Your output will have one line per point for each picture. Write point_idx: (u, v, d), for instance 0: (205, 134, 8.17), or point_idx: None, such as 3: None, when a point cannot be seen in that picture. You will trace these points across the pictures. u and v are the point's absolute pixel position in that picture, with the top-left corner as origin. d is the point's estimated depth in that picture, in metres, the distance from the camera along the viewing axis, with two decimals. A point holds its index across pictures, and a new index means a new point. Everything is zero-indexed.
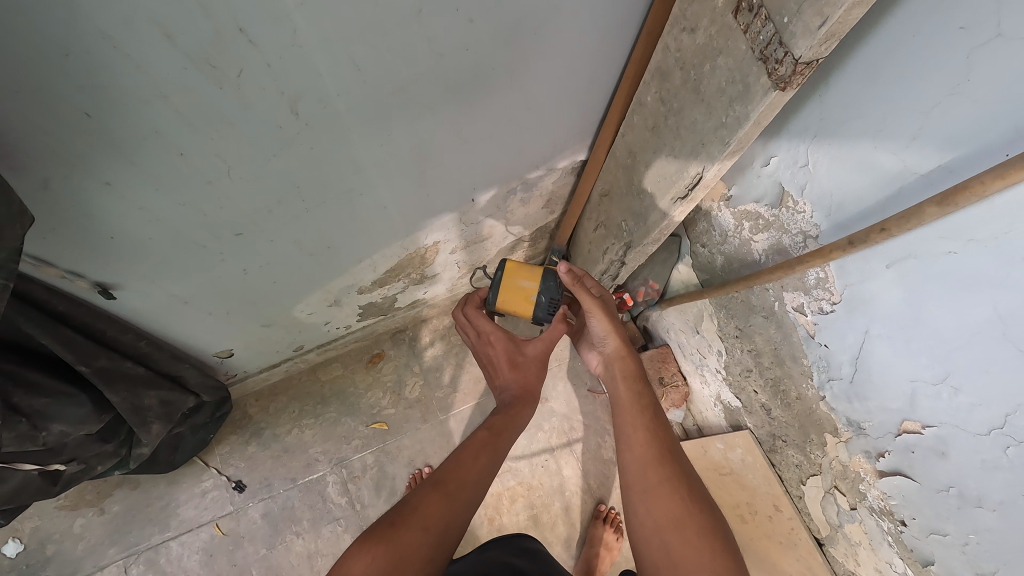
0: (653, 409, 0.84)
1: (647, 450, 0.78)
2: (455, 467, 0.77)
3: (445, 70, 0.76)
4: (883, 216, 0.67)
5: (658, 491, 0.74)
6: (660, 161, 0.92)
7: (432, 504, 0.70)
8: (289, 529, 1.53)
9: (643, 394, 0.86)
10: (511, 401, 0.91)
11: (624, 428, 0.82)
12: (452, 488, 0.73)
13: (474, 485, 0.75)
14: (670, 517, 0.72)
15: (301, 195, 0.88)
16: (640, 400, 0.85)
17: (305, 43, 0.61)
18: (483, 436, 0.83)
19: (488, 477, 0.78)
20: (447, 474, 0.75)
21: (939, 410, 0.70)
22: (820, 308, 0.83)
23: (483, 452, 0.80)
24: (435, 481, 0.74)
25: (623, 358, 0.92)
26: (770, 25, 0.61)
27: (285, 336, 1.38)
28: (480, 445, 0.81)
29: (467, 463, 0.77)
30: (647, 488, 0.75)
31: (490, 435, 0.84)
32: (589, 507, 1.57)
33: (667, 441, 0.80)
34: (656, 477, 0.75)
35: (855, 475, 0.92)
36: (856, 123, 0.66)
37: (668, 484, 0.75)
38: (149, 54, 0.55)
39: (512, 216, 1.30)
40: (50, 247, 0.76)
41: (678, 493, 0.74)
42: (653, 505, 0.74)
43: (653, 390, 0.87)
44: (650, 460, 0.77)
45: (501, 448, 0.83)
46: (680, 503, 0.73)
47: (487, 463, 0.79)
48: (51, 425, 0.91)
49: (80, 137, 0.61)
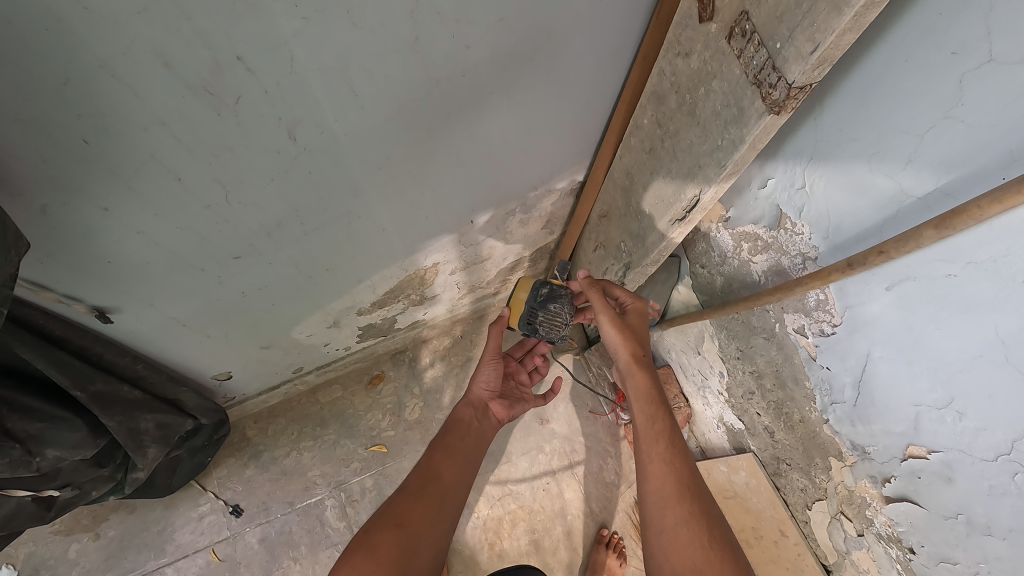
0: (674, 441, 0.82)
1: (664, 488, 0.78)
2: (418, 473, 0.86)
3: (443, 95, 0.77)
4: (881, 238, 0.66)
5: (676, 534, 0.74)
6: (657, 183, 0.92)
7: (401, 505, 0.79)
8: (287, 555, 1.50)
9: (660, 421, 0.84)
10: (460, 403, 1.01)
11: (644, 464, 0.81)
12: (418, 489, 0.82)
13: (438, 482, 0.84)
14: (687, 565, 0.70)
15: (299, 218, 0.88)
16: (654, 426, 0.84)
17: (302, 70, 0.62)
18: (439, 441, 0.92)
19: (451, 471, 0.87)
20: (414, 480, 0.84)
21: (943, 434, 0.68)
22: (821, 330, 0.82)
23: (445, 453, 0.89)
24: (403, 489, 0.83)
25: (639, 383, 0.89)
26: (763, 50, 0.61)
27: (284, 358, 1.37)
28: (439, 448, 0.90)
29: (426, 468, 0.87)
30: (665, 529, 0.75)
31: (443, 439, 0.93)
32: (591, 531, 1.54)
33: (685, 477, 0.79)
34: (673, 519, 0.75)
35: (861, 501, 0.90)
36: (851, 146, 0.66)
37: (686, 526, 0.74)
38: (147, 82, 0.55)
39: (511, 236, 1.31)
40: (47, 271, 0.76)
41: (698, 539, 0.72)
42: (671, 549, 0.73)
43: (669, 414, 0.84)
44: (668, 499, 0.77)
45: (462, 447, 0.91)
46: (699, 550, 0.71)
47: (451, 466, 0.87)
48: (45, 450, 0.90)
49: (78, 164, 0.62)
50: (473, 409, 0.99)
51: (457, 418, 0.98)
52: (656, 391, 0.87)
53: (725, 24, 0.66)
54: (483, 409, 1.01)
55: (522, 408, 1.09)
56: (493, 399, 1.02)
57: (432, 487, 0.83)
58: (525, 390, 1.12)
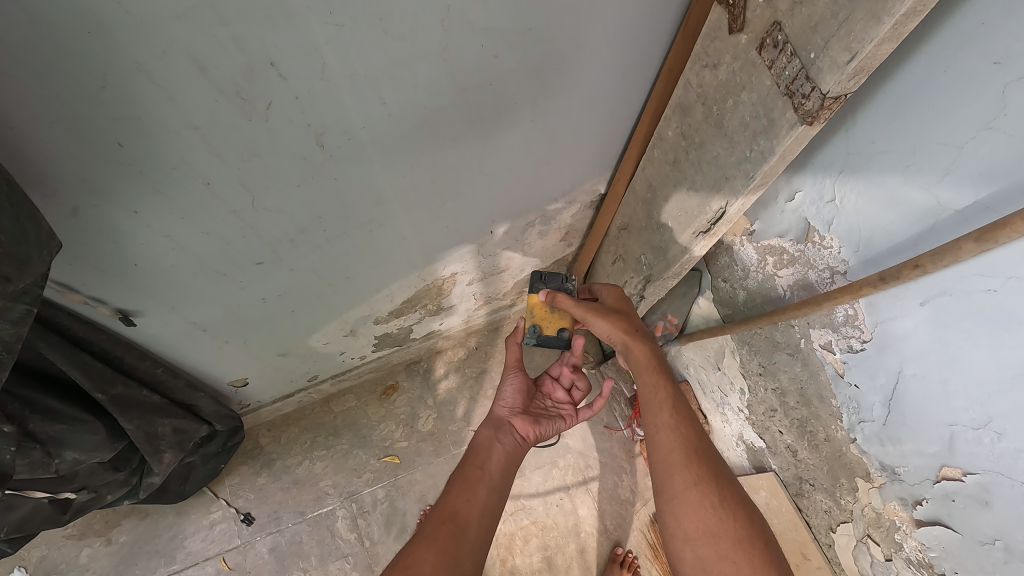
0: (677, 403, 0.81)
1: (671, 453, 0.77)
2: (434, 515, 0.81)
3: (469, 105, 0.77)
4: (915, 252, 0.65)
5: (686, 498, 0.73)
6: (680, 195, 0.92)
7: (415, 554, 0.73)
8: (296, 566, 1.49)
9: (661, 385, 0.83)
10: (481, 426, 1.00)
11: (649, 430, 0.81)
12: (433, 527, 0.78)
13: (454, 518, 0.80)
14: (700, 528, 0.71)
15: (322, 225, 0.89)
16: (656, 394, 0.83)
17: (333, 76, 0.63)
18: (455, 475, 0.89)
19: (469, 505, 0.83)
20: (431, 518, 0.80)
21: (980, 455, 0.66)
22: (849, 346, 0.80)
23: (462, 487, 0.86)
24: (418, 534, 0.78)
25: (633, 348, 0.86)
26: (796, 61, 0.61)
27: (301, 366, 1.38)
28: (456, 484, 0.87)
29: (441, 507, 0.82)
30: (676, 496, 0.74)
31: (462, 472, 0.90)
32: (605, 550, 1.51)
33: (692, 440, 0.78)
34: (683, 483, 0.74)
35: (890, 524, 0.87)
36: (885, 158, 0.65)
37: (695, 489, 0.73)
38: (182, 86, 0.56)
39: (530, 248, 1.30)
40: (75, 273, 0.77)
41: (708, 500, 0.72)
42: (683, 515, 0.73)
43: (670, 380, 0.83)
44: (676, 463, 0.76)
45: (480, 476, 0.88)
46: (711, 511, 0.72)
47: (466, 497, 0.84)
48: (64, 452, 0.90)
49: (110, 166, 0.62)
50: (492, 429, 0.99)
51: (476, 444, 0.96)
52: (655, 357, 0.85)
53: (756, 35, 0.66)
54: (504, 427, 1.00)
55: (555, 426, 1.05)
56: (514, 416, 1.01)
57: (450, 524, 0.79)
58: (562, 408, 1.09)
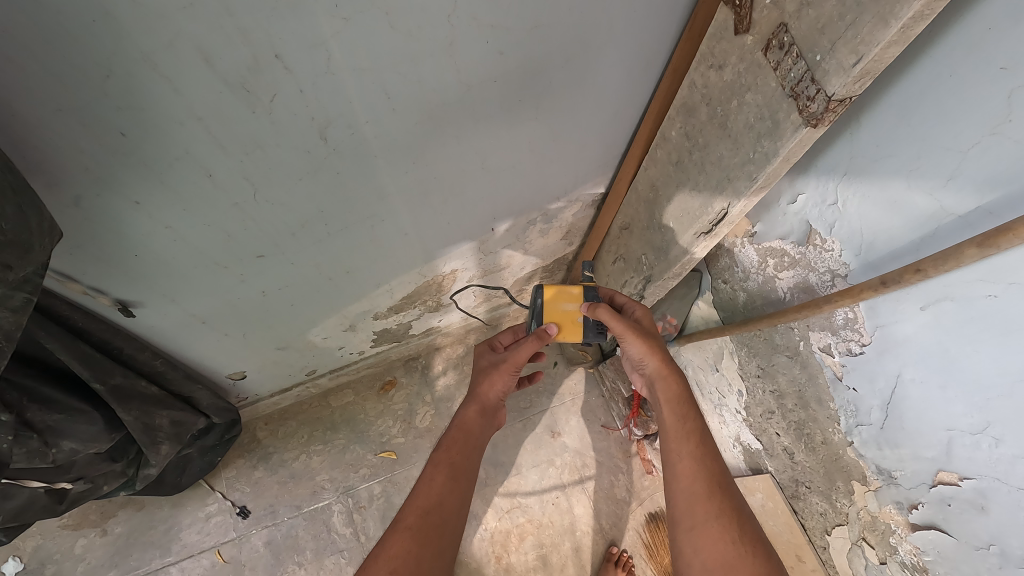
0: (701, 435, 0.82)
1: (694, 485, 0.78)
2: (414, 501, 0.82)
3: (474, 101, 0.77)
4: (917, 257, 0.65)
5: (707, 530, 0.74)
6: (682, 195, 0.92)
7: (393, 545, 0.76)
8: (292, 560, 1.49)
9: (688, 417, 0.84)
10: (465, 407, 0.96)
11: (670, 457, 0.82)
12: (414, 521, 0.79)
13: (439, 511, 0.81)
14: (718, 560, 0.71)
15: (324, 219, 0.89)
16: (684, 426, 0.83)
17: (338, 69, 0.62)
18: (437, 457, 0.88)
19: (450, 494, 0.83)
20: (412, 510, 0.81)
21: (978, 461, 0.66)
22: (848, 349, 0.80)
23: (448, 475, 0.85)
24: (398, 521, 0.80)
25: (664, 378, 0.87)
26: (802, 62, 0.61)
27: (299, 360, 1.37)
28: (437, 466, 0.87)
29: (422, 493, 0.83)
30: (694, 525, 0.75)
31: (443, 453, 0.89)
32: (600, 549, 1.51)
33: (716, 473, 0.79)
34: (704, 515, 0.75)
35: (885, 528, 0.87)
36: (889, 162, 0.65)
37: (716, 521, 0.74)
38: (187, 77, 0.56)
39: (531, 246, 1.30)
40: (76, 262, 0.76)
41: (728, 534, 0.73)
42: (700, 545, 0.74)
43: (699, 414, 0.84)
44: (699, 495, 0.77)
45: (466, 466, 0.88)
46: (730, 545, 0.72)
47: (449, 486, 0.84)
48: (61, 442, 0.90)
49: (113, 156, 0.62)
50: (479, 413, 0.95)
51: (460, 426, 0.93)
52: (687, 391, 0.86)
53: (762, 36, 0.66)
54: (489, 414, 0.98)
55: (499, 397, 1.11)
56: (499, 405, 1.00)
57: (432, 519, 0.79)
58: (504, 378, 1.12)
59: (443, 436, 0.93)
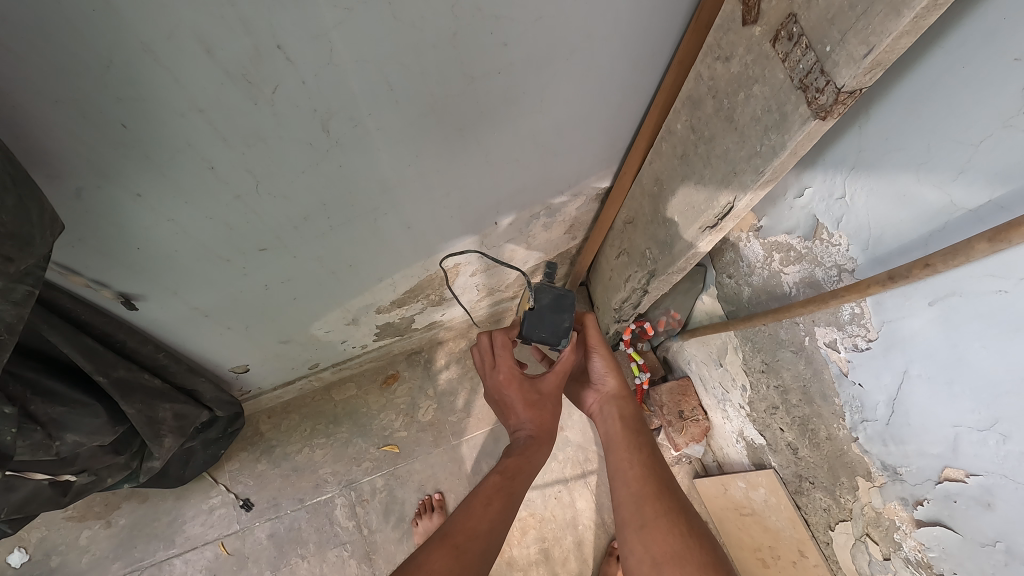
0: (650, 449, 0.87)
1: (643, 486, 0.80)
2: (464, 521, 0.77)
3: (477, 94, 0.76)
4: (925, 251, 0.65)
5: (656, 526, 0.74)
6: (687, 189, 0.91)
7: (439, 558, 0.69)
8: (295, 552, 1.50)
9: (640, 433, 0.90)
10: (528, 441, 0.92)
11: (621, 465, 0.85)
12: (460, 541, 0.73)
13: (484, 535, 0.75)
14: (667, 551, 0.71)
15: (326, 212, 0.88)
16: (635, 438, 0.89)
17: (340, 60, 0.62)
18: (495, 482, 0.85)
19: (501, 525, 0.79)
20: (459, 527, 0.75)
21: (984, 457, 0.66)
22: (854, 345, 0.80)
23: (498, 498, 0.82)
24: (444, 536, 0.74)
25: (622, 398, 0.97)
26: (811, 54, 0.60)
27: (302, 353, 1.37)
28: (493, 493, 0.83)
29: (476, 516, 0.78)
30: (645, 523, 0.75)
31: (504, 480, 0.86)
32: (602, 543, 1.52)
33: (662, 479, 0.82)
34: (653, 512, 0.76)
35: (889, 524, 0.87)
36: (898, 155, 0.65)
37: (665, 518, 0.75)
38: (188, 68, 0.55)
39: (534, 240, 1.29)
40: (79, 255, 0.76)
41: (677, 528, 0.74)
42: (650, 541, 0.73)
43: (648, 432, 0.91)
44: (647, 496, 0.78)
45: (514, 495, 0.84)
46: (678, 538, 0.73)
47: (499, 510, 0.80)
48: (65, 434, 0.90)
49: (114, 148, 0.62)
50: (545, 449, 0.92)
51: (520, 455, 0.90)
52: (638, 413, 0.95)
53: (770, 27, 0.65)
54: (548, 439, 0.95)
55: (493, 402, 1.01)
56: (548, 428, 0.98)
57: (477, 541, 0.74)
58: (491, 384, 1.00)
59: (495, 468, 0.89)
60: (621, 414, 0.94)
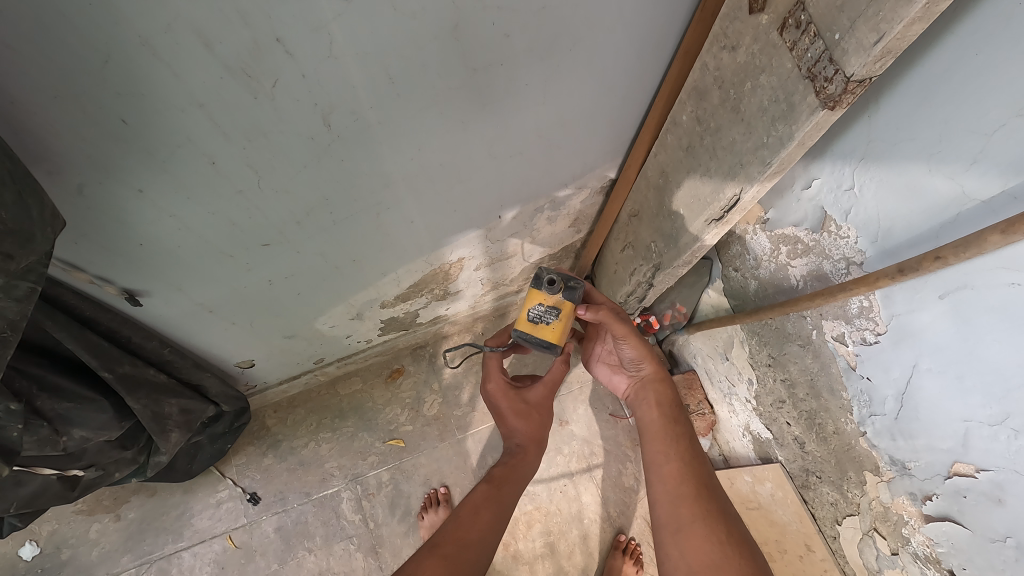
0: (689, 439, 0.85)
1: (681, 486, 0.78)
2: (454, 531, 0.80)
3: (479, 86, 0.75)
4: (936, 243, 0.63)
5: (692, 532, 0.73)
6: (693, 181, 0.90)
7: (429, 564, 0.73)
8: (302, 545, 1.51)
9: (678, 421, 0.88)
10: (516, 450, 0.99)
11: (656, 458, 0.84)
12: (449, 550, 0.76)
13: (472, 543, 0.79)
14: (704, 562, 0.70)
15: (329, 207, 0.88)
16: (673, 429, 0.87)
17: (341, 53, 0.61)
18: (484, 490, 0.90)
19: (490, 533, 0.82)
20: (447, 537, 0.79)
21: (995, 452, 0.65)
22: (862, 339, 0.79)
23: (488, 506, 0.86)
24: (435, 545, 0.77)
25: (659, 383, 0.95)
26: (819, 42, 0.59)
27: (307, 348, 1.38)
28: (481, 503, 0.86)
29: (463, 523, 0.81)
30: (680, 527, 0.75)
31: (492, 489, 0.90)
32: (607, 537, 1.52)
33: (702, 475, 0.80)
34: (690, 516, 0.75)
35: (897, 519, 0.86)
36: (908, 145, 0.63)
37: (702, 522, 0.74)
38: (187, 62, 0.55)
39: (538, 234, 1.29)
40: (82, 252, 0.76)
41: (715, 535, 0.72)
42: (685, 547, 0.72)
43: (687, 418, 0.89)
44: (684, 497, 0.78)
45: (504, 503, 0.88)
46: (717, 545, 0.71)
47: (487, 520, 0.83)
48: (72, 430, 0.90)
49: (115, 144, 0.62)
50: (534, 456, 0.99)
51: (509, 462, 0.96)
52: (676, 399, 0.93)
53: (777, 16, 0.63)
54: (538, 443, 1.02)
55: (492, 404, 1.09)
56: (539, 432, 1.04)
57: (462, 549, 0.77)
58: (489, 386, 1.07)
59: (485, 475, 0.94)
60: (658, 400, 0.93)
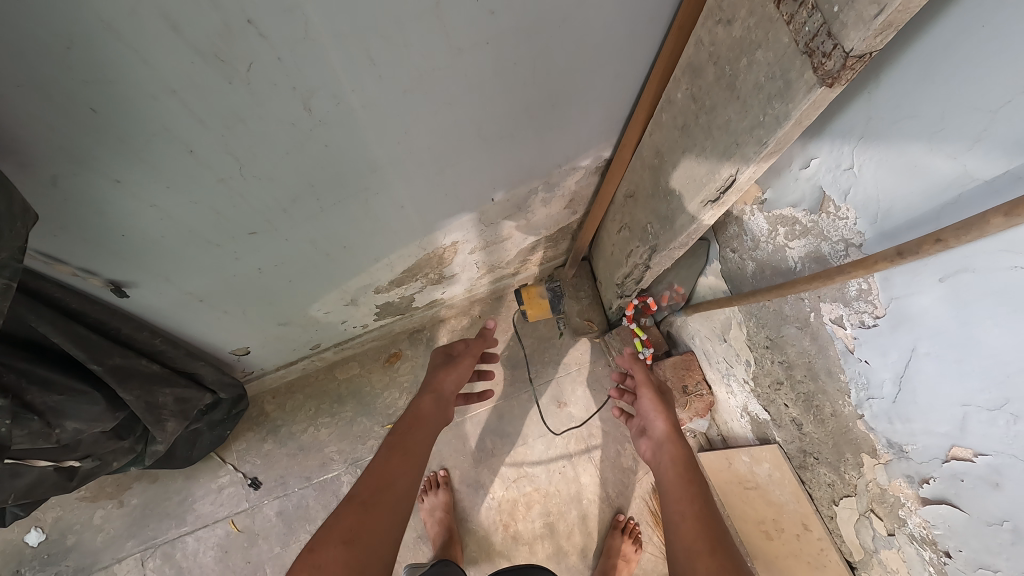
0: (705, 499, 0.84)
1: (697, 541, 0.76)
2: (367, 480, 0.80)
3: (465, 66, 0.72)
4: (936, 226, 0.62)
5: None
6: (688, 161, 0.88)
7: (346, 517, 0.73)
8: (304, 529, 1.53)
9: (693, 480, 0.88)
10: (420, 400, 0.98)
11: (674, 518, 0.82)
12: (368, 499, 0.76)
13: (391, 489, 0.79)
14: None
15: (316, 193, 0.86)
16: (688, 489, 0.86)
17: (317, 34, 0.58)
18: (392, 439, 0.88)
19: (405, 478, 0.82)
20: (364, 488, 0.78)
21: (993, 437, 0.64)
22: (861, 322, 0.77)
23: (400, 453, 0.85)
24: (351, 497, 0.77)
25: (674, 443, 0.96)
26: (817, 15, 0.56)
27: (302, 335, 1.37)
28: (394, 449, 0.85)
29: (377, 472, 0.81)
30: None
31: (398, 439, 0.88)
32: (606, 516, 1.53)
33: (717, 531, 0.78)
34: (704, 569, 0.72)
35: (894, 500, 0.86)
36: (909, 123, 0.61)
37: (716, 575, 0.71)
38: (154, 46, 0.53)
39: (533, 216, 1.26)
40: (62, 244, 0.75)
41: None
42: None
43: (703, 479, 0.88)
44: (700, 553, 0.75)
45: (415, 449, 0.87)
46: None
47: (400, 465, 0.83)
48: (64, 422, 0.90)
49: (86, 134, 0.60)
50: (439, 413, 0.98)
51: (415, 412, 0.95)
52: (691, 458, 0.93)
53: None
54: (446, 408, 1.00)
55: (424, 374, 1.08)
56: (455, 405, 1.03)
57: (382, 498, 0.77)
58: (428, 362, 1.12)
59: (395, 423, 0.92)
60: (674, 459, 0.93)
